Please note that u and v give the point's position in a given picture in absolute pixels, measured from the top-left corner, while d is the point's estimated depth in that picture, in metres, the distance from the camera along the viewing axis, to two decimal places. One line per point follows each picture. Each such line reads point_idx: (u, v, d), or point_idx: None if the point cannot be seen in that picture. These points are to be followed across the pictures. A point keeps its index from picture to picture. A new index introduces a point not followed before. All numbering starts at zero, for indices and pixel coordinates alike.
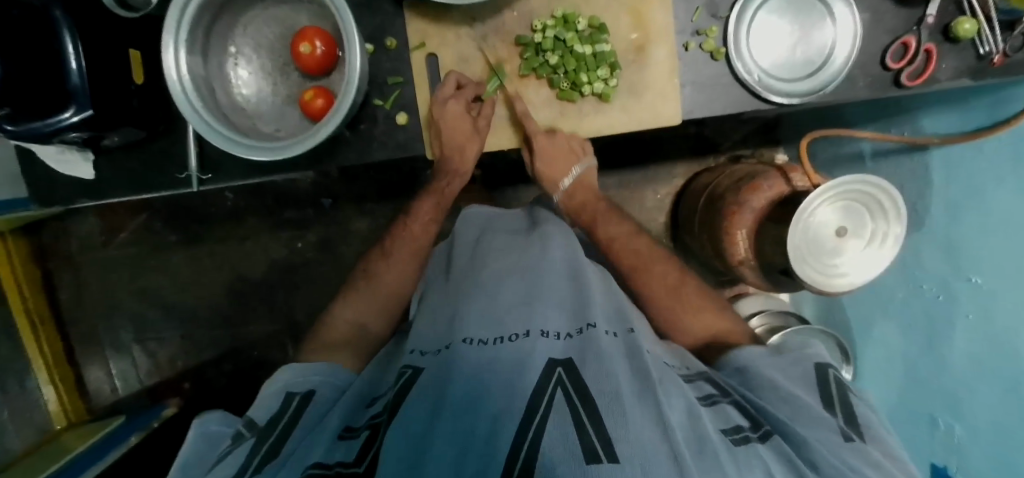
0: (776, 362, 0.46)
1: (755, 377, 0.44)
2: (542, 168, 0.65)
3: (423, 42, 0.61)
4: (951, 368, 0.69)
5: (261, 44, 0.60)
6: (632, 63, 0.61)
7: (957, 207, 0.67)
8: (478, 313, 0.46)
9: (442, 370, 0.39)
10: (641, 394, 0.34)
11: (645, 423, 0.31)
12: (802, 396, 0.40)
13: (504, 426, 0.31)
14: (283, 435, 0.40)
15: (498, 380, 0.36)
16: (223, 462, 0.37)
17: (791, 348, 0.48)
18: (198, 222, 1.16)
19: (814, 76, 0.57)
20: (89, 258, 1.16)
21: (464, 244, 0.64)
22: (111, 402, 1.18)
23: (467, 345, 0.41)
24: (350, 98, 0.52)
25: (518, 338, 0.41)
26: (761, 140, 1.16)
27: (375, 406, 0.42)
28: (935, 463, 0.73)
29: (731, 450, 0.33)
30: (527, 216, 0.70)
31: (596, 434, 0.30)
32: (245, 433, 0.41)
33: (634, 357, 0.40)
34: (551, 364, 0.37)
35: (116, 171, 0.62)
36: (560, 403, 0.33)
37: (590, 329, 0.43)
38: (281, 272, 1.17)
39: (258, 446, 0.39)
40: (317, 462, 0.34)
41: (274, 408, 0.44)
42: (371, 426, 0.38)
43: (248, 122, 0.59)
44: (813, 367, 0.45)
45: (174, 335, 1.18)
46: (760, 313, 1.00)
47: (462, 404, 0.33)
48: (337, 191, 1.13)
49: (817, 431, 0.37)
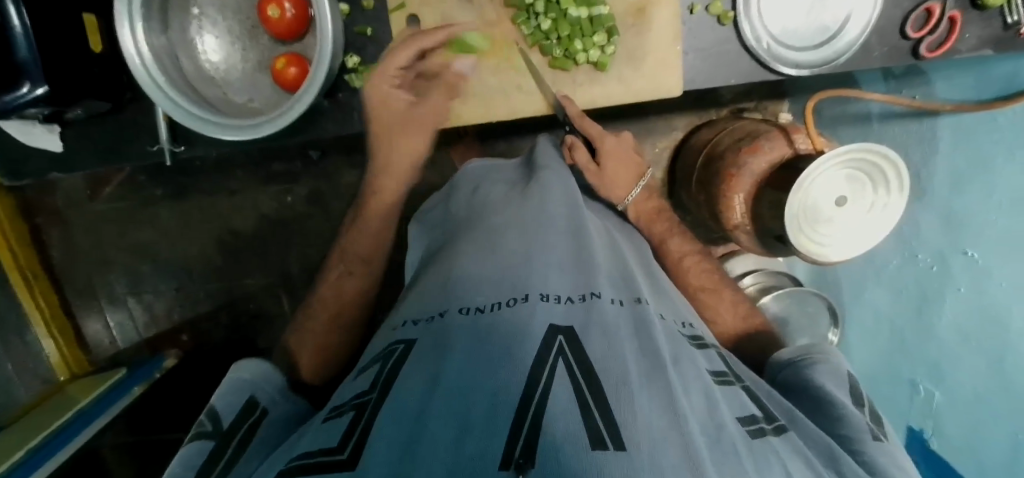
0: (806, 361, 0.51)
1: (791, 380, 0.50)
2: (612, 173, 0.64)
3: (403, 3, 0.58)
4: (937, 341, 0.70)
5: (227, 4, 0.56)
6: (632, 28, 0.59)
7: (961, 180, 0.66)
8: (475, 275, 0.44)
9: (439, 341, 0.37)
10: (648, 375, 0.32)
11: (654, 411, 0.28)
12: (831, 394, 0.45)
13: (508, 395, 0.28)
14: (239, 450, 0.40)
15: (500, 344, 0.33)
16: (183, 458, 0.38)
17: (823, 349, 0.52)
18: (183, 176, 1.12)
19: (827, 45, 0.56)
20: (74, 213, 1.14)
21: (463, 192, 0.63)
22: (111, 354, 1.21)
23: (462, 314, 0.39)
24: (324, 70, 0.48)
25: (516, 302, 0.38)
26: (766, 93, 1.11)
27: (362, 377, 0.40)
28: (911, 426, 0.77)
29: (747, 441, 0.31)
30: (527, 161, 0.68)
31: (601, 417, 0.27)
32: (206, 423, 0.42)
33: (643, 334, 0.38)
34: (551, 332, 0.34)
35: (82, 142, 0.59)
36: (563, 377, 0.30)
37: (594, 298, 0.40)
38: (272, 227, 1.16)
39: (219, 451, 0.39)
40: (303, 453, 0.31)
41: (237, 406, 0.45)
42: (357, 405, 0.35)
43: (218, 92, 0.56)
44: (843, 370, 0.50)
45: (169, 289, 1.19)
46: (753, 272, 1.00)
47: (461, 378, 0.30)
48: (325, 144, 1.09)
49: (844, 428, 0.41)
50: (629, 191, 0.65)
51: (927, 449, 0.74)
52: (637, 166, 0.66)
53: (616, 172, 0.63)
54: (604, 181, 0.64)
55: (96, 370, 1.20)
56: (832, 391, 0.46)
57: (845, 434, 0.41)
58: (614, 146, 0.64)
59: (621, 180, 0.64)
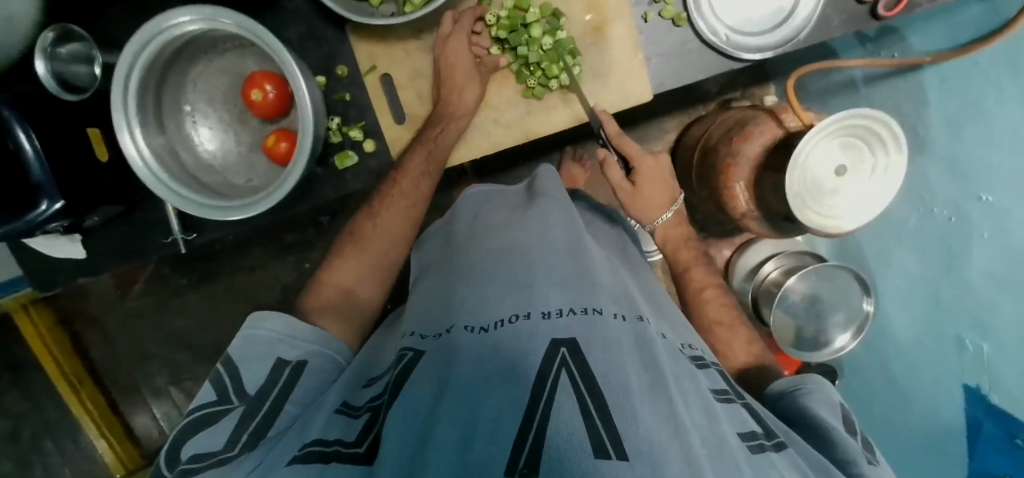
0: (799, 392, 0.50)
1: (789, 410, 0.49)
2: (644, 194, 0.68)
3: (374, 64, 0.63)
4: (974, 287, 0.66)
5: (214, 96, 0.61)
6: (591, 46, 0.61)
7: (960, 127, 0.64)
8: (477, 296, 0.44)
9: (444, 356, 0.37)
10: (651, 388, 0.32)
11: (655, 421, 0.28)
12: (827, 422, 0.45)
13: (509, 416, 0.27)
14: (271, 414, 0.42)
15: (501, 360, 0.33)
16: (214, 425, 0.40)
17: (814, 378, 0.52)
18: (205, 261, 1.17)
19: (782, 27, 0.58)
20: (109, 314, 1.19)
21: (463, 217, 0.64)
22: (161, 445, 1.24)
23: (467, 332, 0.39)
24: (309, 138, 0.51)
25: (518, 319, 0.38)
26: (749, 80, 1.11)
27: (373, 386, 0.42)
28: (965, 384, 0.69)
29: (747, 456, 0.31)
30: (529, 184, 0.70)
31: (603, 427, 0.27)
32: (230, 392, 0.43)
33: (644, 349, 0.37)
34: (553, 346, 0.34)
35: (105, 245, 0.63)
36: (566, 389, 0.30)
37: (597, 313, 0.39)
38: (295, 295, 1.18)
39: (249, 417, 0.41)
40: (317, 439, 0.35)
41: (264, 373, 0.45)
42: (371, 408, 0.38)
43: (219, 178, 0.60)
44: (836, 399, 0.50)
45: (207, 372, 1.22)
46: (776, 256, 0.98)
47: (467, 388, 0.31)
48: (333, 207, 1.13)
49: (841, 452, 0.41)
50: (661, 214, 0.70)
51: (987, 404, 0.66)
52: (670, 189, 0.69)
53: (648, 192, 0.67)
54: (636, 199, 0.69)
55: (149, 464, 1.22)
56: (826, 419, 0.45)
57: (843, 457, 0.40)
58: (649, 168, 0.67)
59: (653, 201, 0.69)
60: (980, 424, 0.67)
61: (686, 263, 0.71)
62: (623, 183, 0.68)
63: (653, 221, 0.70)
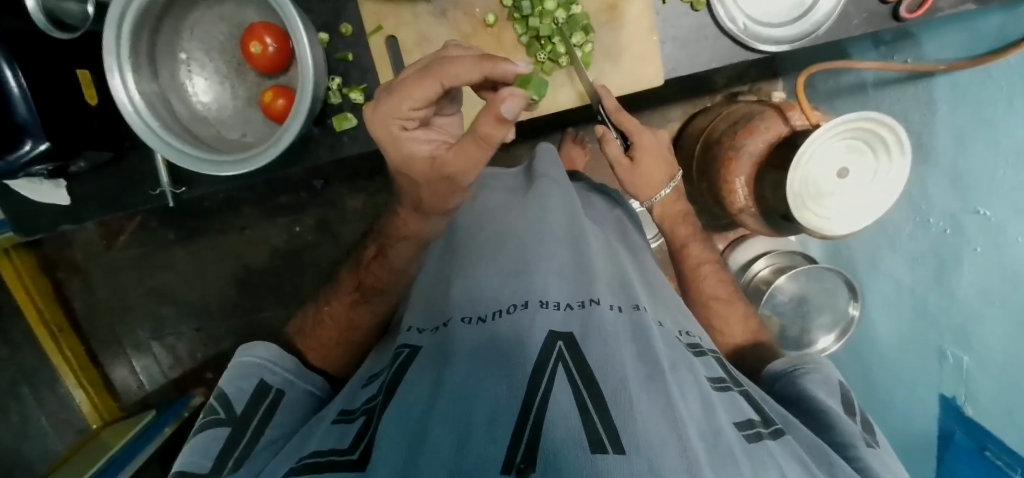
0: (799, 372, 0.52)
1: (788, 388, 0.51)
2: (642, 173, 0.67)
3: (380, 25, 0.60)
4: (960, 302, 0.67)
5: (212, 44, 0.58)
6: (605, 24, 0.60)
7: (964, 136, 0.64)
8: (476, 284, 0.43)
9: (441, 350, 0.37)
10: (648, 381, 0.32)
11: (653, 414, 0.28)
12: (824, 404, 0.46)
13: (505, 408, 0.27)
14: (256, 432, 0.44)
15: (497, 351, 0.33)
16: (205, 443, 0.41)
17: (813, 359, 0.54)
18: (193, 218, 1.15)
19: (803, 19, 0.56)
20: (92, 264, 1.17)
21: None
22: (140, 398, 1.24)
23: (465, 324, 0.38)
24: (308, 100, 0.49)
25: (516, 309, 0.38)
26: (758, 74, 1.10)
27: (370, 386, 0.43)
28: (943, 394, 0.71)
29: (744, 447, 0.31)
30: (528, 165, 0.68)
31: (601, 422, 0.26)
32: (219, 410, 0.45)
33: (641, 340, 0.37)
34: (550, 338, 0.33)
35: (89, 193, 0.61)
36: (564, 382, 0.29)
37: (594, 304, 0.39)
38: (284, 259, 1.18)
39: (235, 436, 0.42)
40: (314, 451, 0.34)
41: (249, 392, 0.48)
42: (367, 410, 0.38)
43: (212, 131, 0.58)
44: (835, 378, 0.51)
45: (190, 329, 1.21)
46: (767, 254, 0.99)
47: (462, 381, 0.30)
48: (327, 172, 1.11)
49: (838, 435, 0.42)
50: (660, 190, 0.69)
51: (962, 416, 0.68)
52: (670, 169, 0.69)
53: (648, 168, 0.66)
54: (632, 179, 0.68)
55: (127, 416, 1.22)
56: (824, 400, 0.46)
57: (839, 440, 0.41)
58: (651, 143, 0.66)
59: (652, 177, 0.68)
60: (953, 436, 0.69)
61: (684, 242, 0.71)
62: (621, 159, 0.66)
63: (652, 197, 0.69)
